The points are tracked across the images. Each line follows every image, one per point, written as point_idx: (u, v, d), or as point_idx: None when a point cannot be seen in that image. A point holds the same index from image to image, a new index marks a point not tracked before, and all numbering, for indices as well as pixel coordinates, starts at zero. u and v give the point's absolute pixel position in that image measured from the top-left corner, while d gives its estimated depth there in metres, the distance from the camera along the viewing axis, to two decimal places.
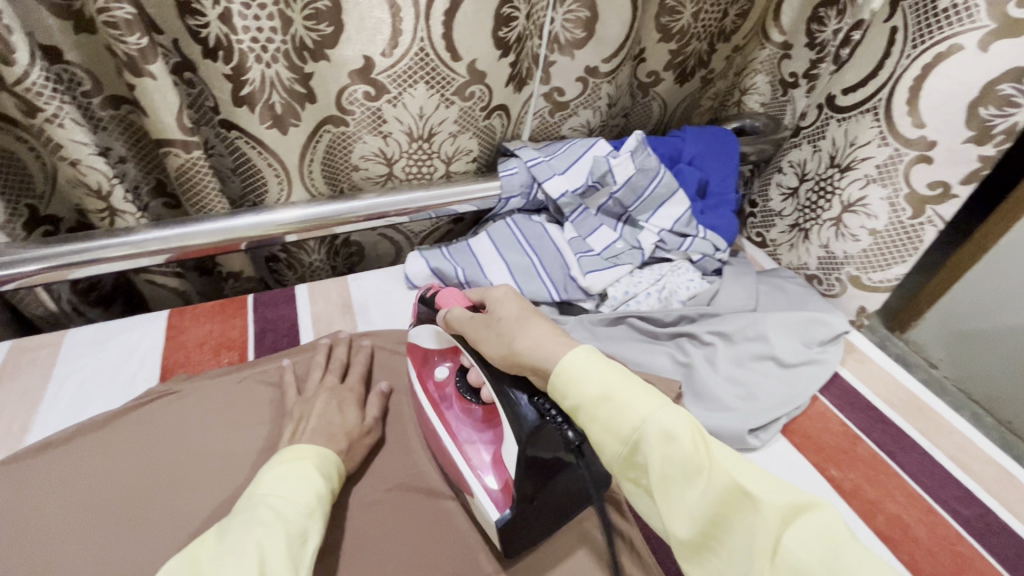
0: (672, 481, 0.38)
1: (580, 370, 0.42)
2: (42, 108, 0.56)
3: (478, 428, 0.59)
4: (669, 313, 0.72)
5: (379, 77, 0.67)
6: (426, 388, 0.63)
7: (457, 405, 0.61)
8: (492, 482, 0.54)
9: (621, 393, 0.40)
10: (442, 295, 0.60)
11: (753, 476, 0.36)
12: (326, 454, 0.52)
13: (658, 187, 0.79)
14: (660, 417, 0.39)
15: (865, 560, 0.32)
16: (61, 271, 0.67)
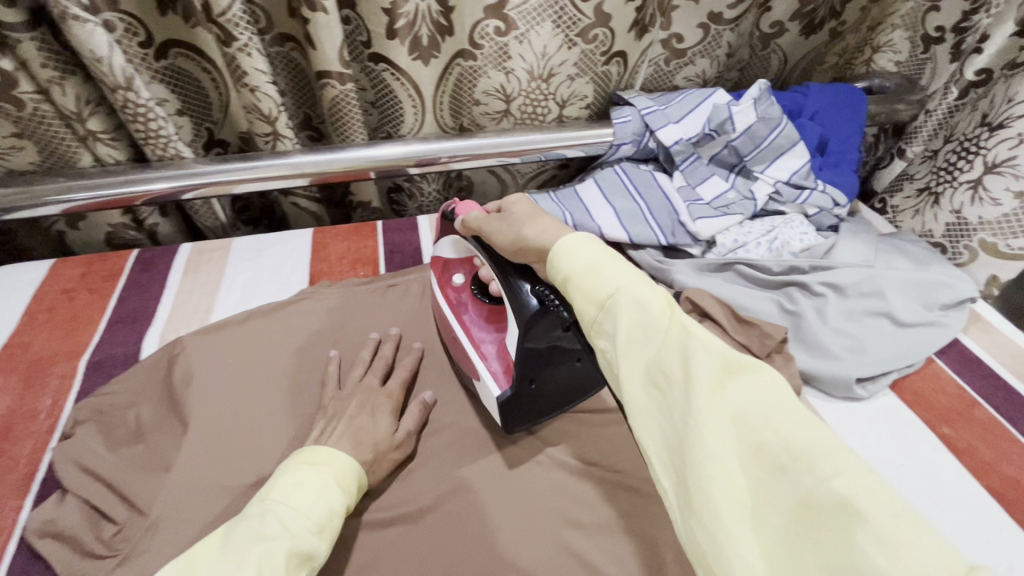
0: (634, 341, 0.38)
1: (574, 248, 0.43)
2: (237, 37, 0.65)
3: (489, 327, 0.62)
4: (779, 263, 0.73)
5: (511, 13, 0.71)
6: (444, 290, 0.66)
7: (472, 307, 0.63)
8: (497, 368, 0.57)
9: (605, 267, 0.41)
10: (460, 205, 0.62)
11: (708, 333, 0.36)
12: (351, 464, 0.49)
13: (778, 137, 0.78)
14: (636, 283, 0.40)
15: (799, 411, 0.32)
16: (227, 184, 0.77)
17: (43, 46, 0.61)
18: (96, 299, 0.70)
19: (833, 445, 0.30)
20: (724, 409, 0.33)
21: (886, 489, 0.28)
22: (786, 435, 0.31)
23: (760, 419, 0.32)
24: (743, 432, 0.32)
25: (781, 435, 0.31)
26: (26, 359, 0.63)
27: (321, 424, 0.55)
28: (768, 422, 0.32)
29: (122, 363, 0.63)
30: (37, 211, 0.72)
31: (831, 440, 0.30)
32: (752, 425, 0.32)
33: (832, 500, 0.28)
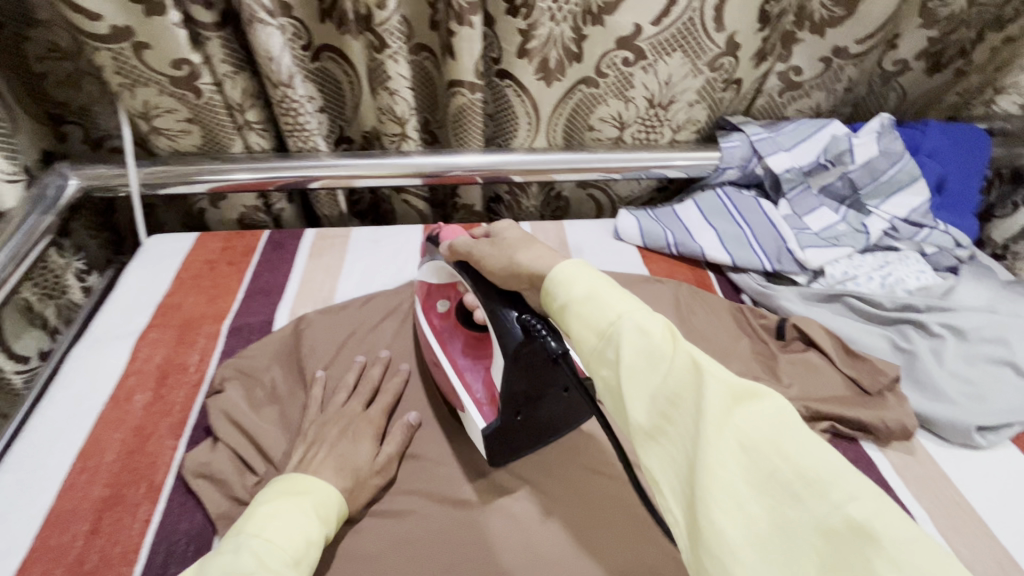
0: (636, 369, 0.37)
1: (573, 275, 0.42)
2: (389, 45, 0.71)
3: (473, 356, 0.59)
4: (893, 299, 0.71)
5: (643, 44, 0.75)
6: (429, 320, 0.63)
7: (456, 333, 0.61)
8: (484, 397, 0.55)
9: (605, 294, 0.40)
10: (445, 232, 0.61)
11: (710, 361, 0.36)
12: (327, 489, 0.48)
13: (897, 173, 0.78)
14: (637, 312, 0.39)
15: (807, 439, 0.33)
16: (346, 177, 0.82)
17: (225, 43, 0.69)
18: (234, 271, 0.77)
19: (838, 470, 0.31)
20: (733, 438, 0.33)
21: (897, 512, 0.29)
22: (796, 461, 0.32)
23: (767, 446, 0.32)
24: (752, 461, 0.32)
25: (789, 460, 0.32)
26: (178, 317, 0.70)
27: (300, 452, 0.53)
28: (777, 448, 0.32)
29: (258, 330, 0.70)
30: (191, 187, 0.80)
31: (838, 465, 0.31)
32: (764, 453, 0.32)
33: (848, 526, 0.29)
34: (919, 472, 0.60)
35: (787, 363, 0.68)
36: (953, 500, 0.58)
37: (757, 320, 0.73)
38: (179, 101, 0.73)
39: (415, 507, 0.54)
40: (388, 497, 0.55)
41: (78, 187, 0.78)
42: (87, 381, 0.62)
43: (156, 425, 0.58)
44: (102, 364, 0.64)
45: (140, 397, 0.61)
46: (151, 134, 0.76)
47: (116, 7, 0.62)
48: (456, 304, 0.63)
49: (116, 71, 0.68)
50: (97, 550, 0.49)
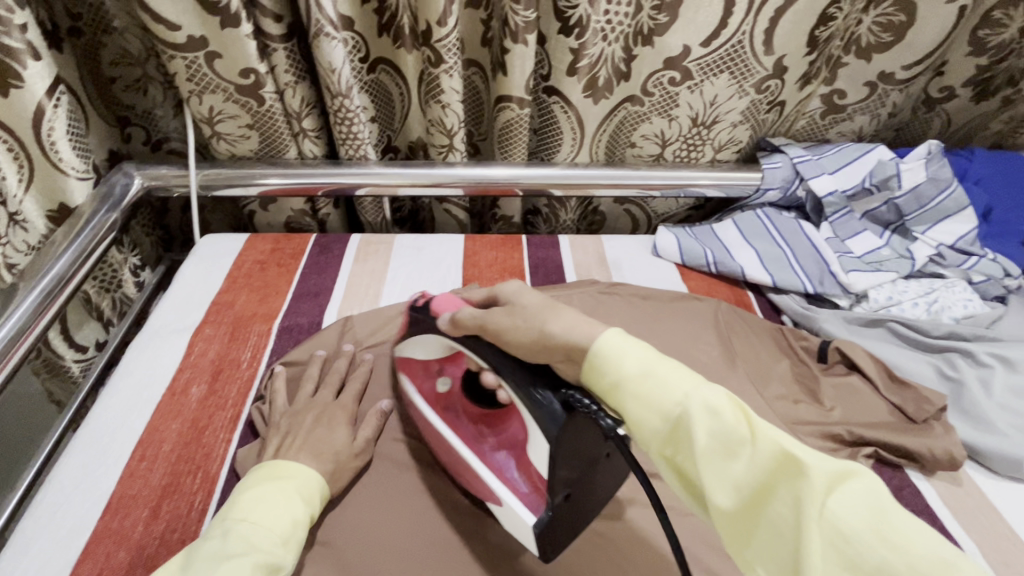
0: (712, 456, 0.36)
1: (622, 349, 0.40)
2: (445, 60, 0.73)
3: (495, 436, 0.53)
4: (939, 326, 0.70)
5: (690, 65, 0.76)
6: (433, 402, 0.58)
7: (465, 413, 0.55)
8: (526, 483, 0.48)
9: (664, 370, 0.39)
10: (438, 298, 0.54)
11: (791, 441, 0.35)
12: (306, 472, 0.49)
13: (946, 200, 0.77)
14: (702, 392, 0.38)
15: (910, 525, 0.32)
16: (392, 186, 0.84)
17: (289, 54, 0.73)
18: (283, 272, 0.80)
19: (947, 554, 0.31)
20: (833, 529, 0.32)
21: None
22: (906, 553, 0.31)
23: (868, 532, 0.32)
24: (856, 550, 0.32)
25: (898, 553, 0.31)
26: (231, 314, 0.73)
27: (277, 442, 0.54)
28: (882, 539, 0.31)
29: (307, 330, 0.72)
30: (245, 190, 0.83)
31: (947, 552, 0.31)
32: (869, 544, 0.31)
33: None
34: (966, 503, 0.59)
35: (829, 387, 0.67)
36: (1002, 534, 0.57)
37: (798, 341, 0.73)
38: (242, 108, 0.76)
39: (459, 510, 0.55)
40: (432, 498, 0.56)
41: (141, 187, 0.81)
42: (147, 373, 0.65)
43: (212, 418, 0.61)
44: (160, 357, 0.66)
45: (197, 390, 0.63)
46: (212, 138, 0.80)
47: (194, 18, 0.65)
48: (457, 380, 0.57)
49: (187, 78, 0.71)
50: (157, 535, 0.51)
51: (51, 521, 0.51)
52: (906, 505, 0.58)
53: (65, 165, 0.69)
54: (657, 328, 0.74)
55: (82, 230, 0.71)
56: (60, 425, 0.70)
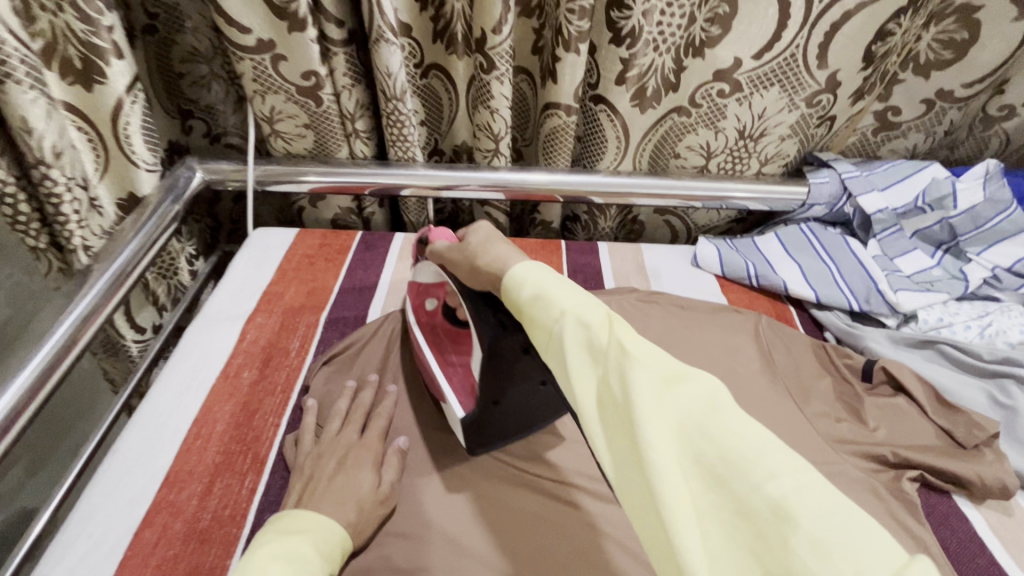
0: (570, 358, 0.34)
1: (524, 276, 0.39)
2: (497, 66, 0.74)
3: (454, 352, 0.61)
4: (993, 350, 0.68)
5: (740, 77, 0.76)
6: (418, 317, 0.65)
7: (440, 329, 0.63)
8: (462, 391, 0.56)
9: (550, 290, 0.37)
10: (433, 231, 0.59)
11: (645, 348, 0.33)
12: (325, 522, 0.46)
13: (1004, 221, 0.74)
14: (579, 306, 0.36)
15: (740, 420, 0.29)
16: (437, 187, 0.86)
17: (348, 58, 0.76)
18: (330, 266, 0.82)
19: (769, 450, 0.28)
20: (661, 422, 0.29)
21: (829, 490, 0.26)
22: (723, 444, 0.28)
23: (693, 429, 0.29)
24: (680, 442, 0.29)
25: (718, 445, 0.28)
26: (281, 305, 0.76)
27: (300, 487, 0.51)
28: (702, 430, 0.29)
29: (352, 323, 0.74)
30: (296, 185, 0.86)
31: (769, 447, 0.28)
32: (692, 437, 0.29)
33: (772, 511, 0.25)
34: (1017, 534, 0.57)
35: (874, 407, 0.66)
36: None
37: (842, 359, 0.71)
38: (300, 108, 0.79)
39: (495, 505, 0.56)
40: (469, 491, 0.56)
41: (201, 180, 0.85)
42: (203, 356, 0.68)
43: (262, 402, 0.63)
44: (215, 342, 0.70)
45: (248, 374, 0.66)
46: (270, 136, 0.84)
47: (264, 22, 0.69)
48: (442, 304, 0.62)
49: (252, 79, 0.75)
50: (210, 509, 0.54)
51: (114, 488, 0.55)
52: (953, 532, 0.57)
53: (137, 157, 0.73)
54: (696, 338, 0.74)
55: (148, 220, 0.75)
56: (115, 407, 0.73)
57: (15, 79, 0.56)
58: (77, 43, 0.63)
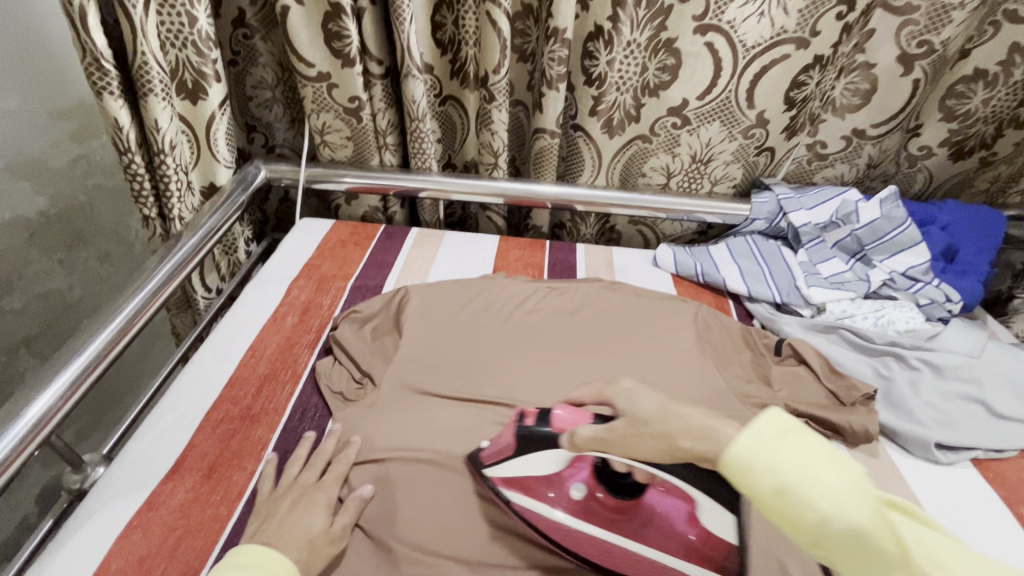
0: (864, 571, 0.35)
1: (754, 458, 0.37)
2: (495, 97, 0.95)
3: (638, 518, 0.54)
4: (882, 335, 0.85)
5: (688, 113, 0.96)
6: (568, 510, 0.55)
7: (604, 505, 0.55)
8: (700, 540, 0.52)
9: (805, 489, 0.35)
10: (559, 420, 0.55)
11: (921, 538, 0.36)
12: (283, 563, 0.51)
13: (900, 235, 0.92)
14: (843, 505, 0.35)
15: None
16: (446, 190, 1.06)
17: (384, 88, 0.99)
18: (358, 248, 1.03)
19: None
20: None
21: None
22: None
23: None
24: None
25: None
26: (318, 273, 0.97)
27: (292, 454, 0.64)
28: None
29: (371, 290, 0.95)
30: (335, 184, 1.09)
31: None
32: None
33: None
34: (880, 471, 0.72)
35: (779, 373, 0.82)
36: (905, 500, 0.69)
37: (761, 339, 0.87)
38: (345, 124, 1.02)
39: None
40: None
41: (264, 177, 1.09)
42: (257, 304, 0.89)
43: (300, 338, 0.84)
44: (267, 295, 0.91)
45: (291, 318, 0.87)
46: (320, 145, 1.06)
47: (325, 60, 0.93)
48: (591, 480, 0.56)
49: (312, 100, 0.99)
50: (260, 402, 0.74)
51: (193, 384, 0.75)
52: None
53: (219, 155, 0.96)
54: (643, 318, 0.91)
55: (223, 203, 0.97)
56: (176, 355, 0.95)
57: (155, 94, 0.82)
58: (192, 70, 0.86)
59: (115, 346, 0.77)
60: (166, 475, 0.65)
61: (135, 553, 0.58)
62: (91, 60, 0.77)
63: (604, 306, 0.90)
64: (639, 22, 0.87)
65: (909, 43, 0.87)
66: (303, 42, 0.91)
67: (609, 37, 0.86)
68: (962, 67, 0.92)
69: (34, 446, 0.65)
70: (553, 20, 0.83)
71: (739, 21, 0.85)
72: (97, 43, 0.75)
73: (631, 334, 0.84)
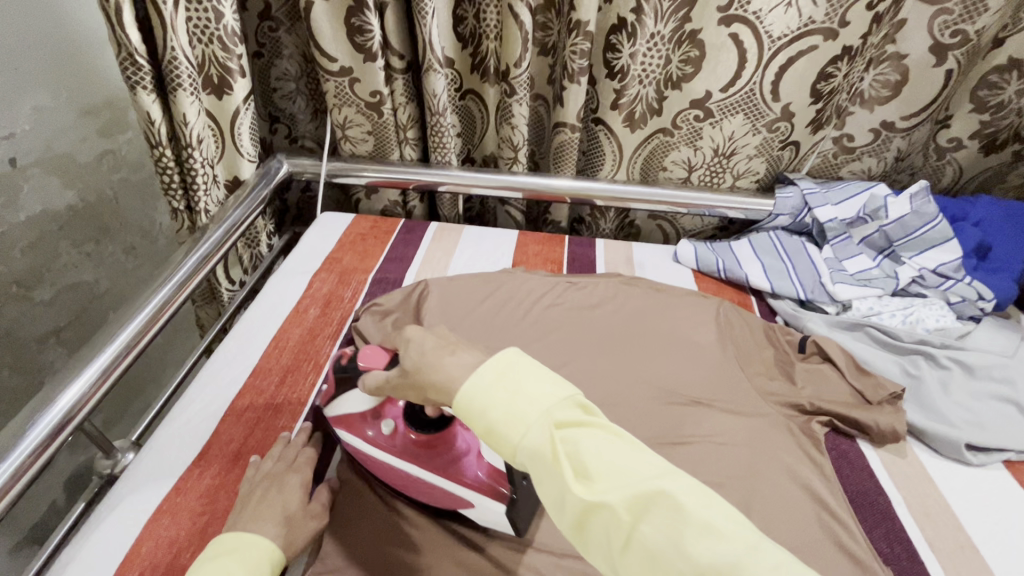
0: (545, 488, 0.37)
1: (466, 404, 0.41)
2: (516, 91, 0.95)
3: (444, 453, 0.59)
4: (912, 333, 0.83)
5: (711, 106, 0.94)
6: (376, 444, 0.60)
7: (405, 442, 0.59)
8: (486, 475, 0.57)
9: (495, 423, 0.39)
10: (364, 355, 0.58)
11: (605, 455, 0.36)
12: (261, 543, 0.51)
13: (930, 231, 0.90)
14: (528, 428, 0.38)
15: None
16: (466, 184, 1.06)
17: (405, 82, 1.00)
18: (378, 242, 1.04)
19: None
20: (635, 550, 0.34)
21: None
22: None
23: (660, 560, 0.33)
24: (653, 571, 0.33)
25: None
26: (339, 266, 0.97)
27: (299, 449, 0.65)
28: None
29: (392, 283, 0.95)
30: (356, 178, 1.10)
31: None
32: None
33: None
34: (905, 470, 0.71)
35: (802, 370, 0.80)
36: (933, 500, 0.68)
37: (784, 336, 0.86)
38: (366, 118, 1.03)
39: None
40: None
41: (287, 171, 1.10)
42: (281, 295, 0.90)
43: (321, 330, 0.85)
44: (289, 288, 0.92)
45: (313, 311, 0.88)
46: (342, 139, 1.07)
47: (349, 55, 0.93)
48: (401, 419, 0.60)
49: (334, 95, 0.99)
50: (283, 391, 0.75)
51: (217, 373, 0.77)
52: (850, 465, 0.71)
53: (244, 150, 0.98)
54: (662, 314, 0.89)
55: (247, 198, 0.98)
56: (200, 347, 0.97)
57: (184, 89, 0.84)
58: (218, 66, 0.87)
59: (143, 336, 0.79)
60: (194, 461, 0.66)
61: (165, 536, 0.59)
62: (127, 56, 0.80)
63: (622, 298, 0.89)
64: (663, 13, 0.86)
65: (942, 33, 0.85)
66: (326, 36, 0.91)
67: (632, 30, 0.86)
68: (994, 56, 0.89)
69: (66, 433, 0.67)
70: (576, 13, 0.83)
71: (765, 12, 0.84)
72: (133, 39, 0.78)
73: (652, 330, 0.83)
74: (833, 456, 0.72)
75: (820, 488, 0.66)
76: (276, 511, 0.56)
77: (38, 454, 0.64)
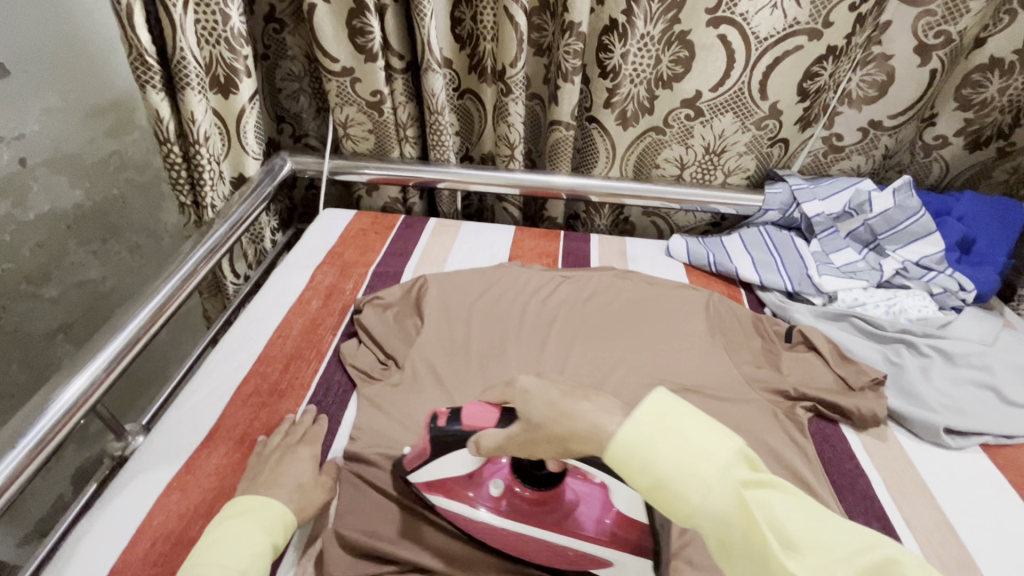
0: (735, 558, 0.33)
1: (626, 457, 0.35)
2: (511, 90, 0.98)
3: (562, 511, 0.56)
4: (894, 323, 0.86)
5: (701, 105, 0.97)
6: (490, 511, 0.57)
7: (519, 502, 0.56)
8: (616, 524, 0.55)
9: (674, 484, 0.34)
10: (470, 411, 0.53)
11: (805, 522, 0.32)
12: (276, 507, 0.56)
13: (914, 224, 0.93)
14: (711, 490, 0.33)
15: None
16: (465, 181, 1.09)
17: (404, 82, 1.03)
18: (378, 237, 1.07)
19: None
20: None
21: None
22: None
23: None
24: None
25: None
26: (341, 261, 1.01)
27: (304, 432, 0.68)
28: None
29: (392, 276, 0.98)
30: (358, 175, 1.13)
31: None
32: None
33: None
34: (886, 453, 0.73)
35: (788, 358, 0.83)
36: (912, 481, 0.70)
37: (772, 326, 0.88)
38: (367, 117, 1.06)
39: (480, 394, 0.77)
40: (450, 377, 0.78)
41: (290, 168, 1.13)
42: (284, 288, 0.93)
43: (323, 320, 0.88)
44: (292, 281, 0.95)
45: (315, 302, 0.91)
46: (344, 137, 1.10)
47: (350, 56, 0.97)
48: (508, 478, 0.58)
49: (336, 94, 1.03)
50: (287, 378, 0.78)
51: (223, 360, 0.80)
52: (833, 448, 0.73)
53: (249, 147, 1.01)
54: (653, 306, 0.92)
55: (252, 194, 1.01)
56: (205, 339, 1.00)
57: (191, 88, 0.88)
58: (224, 66, 0.91)
59: (151, 325, 0.82)
60: (202, 442, 0.69)
61: (175, 510, 0.62)
62: (137, 56, 0.83)
63: (615, 290, 0.92)
64: (653, 15, 0.90)
65: (925, 33, 0.88)
66: (329, 37, 0.94)
67: (623, 30, 0.89)
68: (976, 56, 0.91)
69: (78, 415, 0.71)
70: (569, 14, 0.86)
71: (751, 13, 0.87)
72: (142, 40, 0.81)
73: (643, 320, 0.86)
74: (816, 440, 0.74)
75: (801, 468, 0.69)
76: (282, 487, 0.59)
77: (54, 434, 0.67)
